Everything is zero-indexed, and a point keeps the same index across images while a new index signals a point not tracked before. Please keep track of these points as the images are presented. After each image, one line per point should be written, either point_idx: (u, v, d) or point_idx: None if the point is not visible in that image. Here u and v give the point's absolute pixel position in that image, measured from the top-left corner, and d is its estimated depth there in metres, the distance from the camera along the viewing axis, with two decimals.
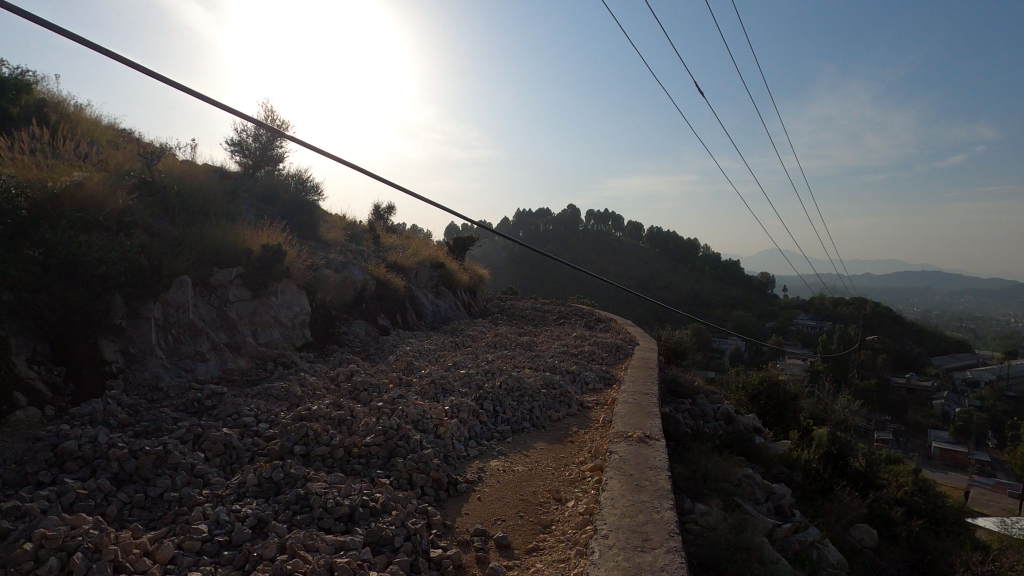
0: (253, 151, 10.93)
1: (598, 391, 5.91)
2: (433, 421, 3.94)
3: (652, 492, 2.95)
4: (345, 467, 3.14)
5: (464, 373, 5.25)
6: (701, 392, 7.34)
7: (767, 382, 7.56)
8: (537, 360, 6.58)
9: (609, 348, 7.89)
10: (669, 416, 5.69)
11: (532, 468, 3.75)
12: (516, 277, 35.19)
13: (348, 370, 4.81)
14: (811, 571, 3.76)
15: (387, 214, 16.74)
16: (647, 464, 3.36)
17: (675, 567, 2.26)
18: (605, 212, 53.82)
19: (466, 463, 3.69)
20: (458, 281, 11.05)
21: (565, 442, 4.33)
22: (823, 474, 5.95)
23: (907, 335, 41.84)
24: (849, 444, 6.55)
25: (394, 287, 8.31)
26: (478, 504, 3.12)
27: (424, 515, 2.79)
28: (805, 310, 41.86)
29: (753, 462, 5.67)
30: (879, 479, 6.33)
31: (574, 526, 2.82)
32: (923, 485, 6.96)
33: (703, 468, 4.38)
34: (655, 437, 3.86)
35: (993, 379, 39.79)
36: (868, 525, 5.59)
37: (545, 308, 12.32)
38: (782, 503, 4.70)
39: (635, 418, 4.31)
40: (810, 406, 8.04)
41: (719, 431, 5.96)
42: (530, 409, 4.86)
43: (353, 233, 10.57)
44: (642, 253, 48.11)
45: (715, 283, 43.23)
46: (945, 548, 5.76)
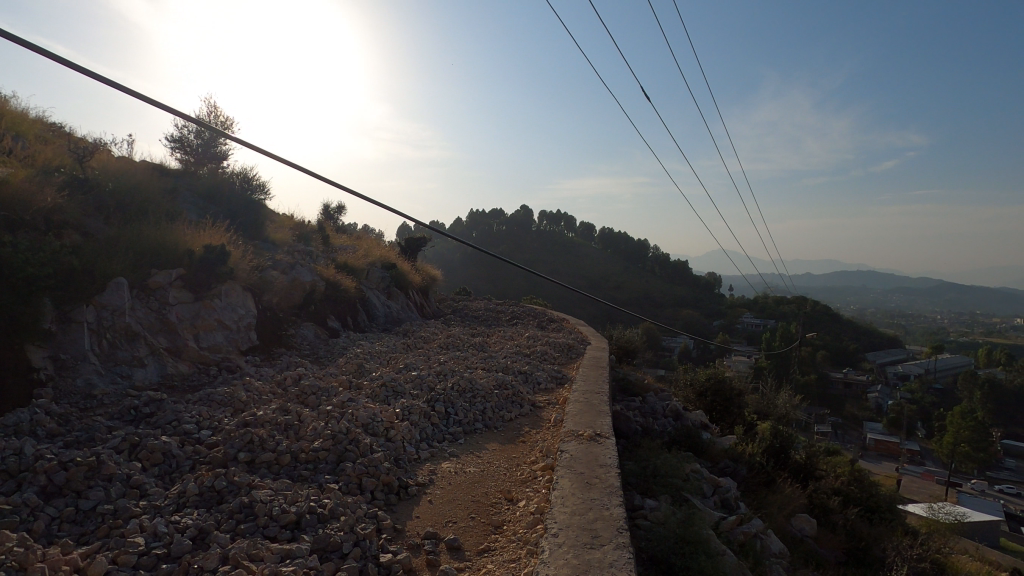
0: (195, 148, 10.55)
1: (550, 391, 5.96)
2: (385, 423, 3.89)
3: (602, 490, 3.00)
4: (292, 474, 3.07)
5: (416, 374, 5.21)
6: (650, 389, 7.50)
7: (713, 379, 7.78)
8: (489, 360, 6.59)
9: (561, 348, 7.96)
10: (620, 413, 5.78)
11: (483, 468, 3.75)
12: (469, 278, 35.10)
13: (296, 374, 4.69)
14: (755, 562, 3.88)
15: (337, 214, 16.44)
16: (597, 462, 3.41)
17: (623, 563, 2.30)
18: (557, 213, 54.29)
19: (417, 465, 3.66)
20: (411, 282, 10.96)
21: (518, 442, 4.35)
22: (765, 467, 6.18)
23: (844, 332, 43.85)
24: (790, 438, 6.81)
25: (344, 288, 8.17)
26: (429, 507, 3.10)
27: (374, 520, 2.75)
28: (750, 309, 43.32)
29: (700, 457, 5.83)
30: (817, 470, 6.62)
31: (526, 525, 2.83)
32: (858, 475, 7.31)
33: (652, 464, 4.48)
34: (606, 436, 3.92)
35: (922, 373, 42.15)
36: (808, 514, 5.83)
37: (498, 308, 12.36)
38: (727, 497, 4.85)
39: (585, 417, 4.36)
40: (754, 402, 8.33)
41: (668, 427, 6.10)
42: (482, 409, 4.86)
43: (301, 232, 10.33)
44: (594, 254, 48.77)
45: (665, 283, 44.21)
46: (878, 533, 6.07)
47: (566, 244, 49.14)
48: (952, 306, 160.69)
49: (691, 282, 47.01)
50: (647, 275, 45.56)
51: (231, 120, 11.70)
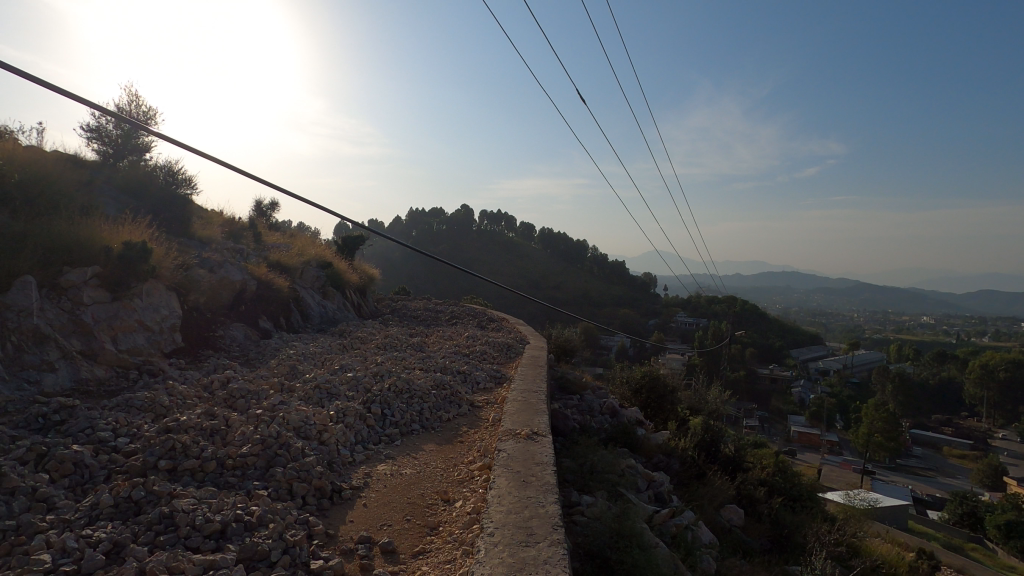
0: (114, 139, 9.96)
1: (489, 390, 5.97)
2: (318, 427, 3.79)
3: (537, 488, 3.02)
4: (217, 481, 2.94)
5: (352, 376, 5.09)
6: (588, 387, 7.62)
7: (648, 376, 7.99)
8: (428, 361, 6.53)
9: (500, 348, 7.98)
10: (557, 411, 5.86)
11: (420, 469, 3.72)
12: (407, 278, 34.68)
13: (224, 377, 4.50)
14: (686, 553, 4.01)
15: (270, 211, 15.91)
16: (533, 460, 3.44)
17: (558, 560, 2.33)
18: (498, 213, 54.43)
19: (352, 468, 3.58)
20: (347, 281, 10.72)
21: (455, 442, 4.33)
22: (696, 461, 6.40)
23: (770, 330, 46.02)
24: (720, 432, 7.08)
25: (276, 287, 7.91)
26: (363, 511, 3.03)
27: (305, 526, 2.68)
28: (684, 308, 44.79)
29: (635, 453, 5.97)
30: (744, 463, 6.91)
31: (462, 526, 2.82)
32: (782, 465, 7.69)
33: (589, 461, 4.55)
34: (542, 434, 3.96)
35: (840, 368, 44.75)
36: (736, 505, 6.07)
37: (437, 308, 12.28)
38: (661, 491, 4.98)
39: (523, 416, 4.38)
40: (687, 398, 8.61)
41: (605, 424, 6.22)
42: (419, 411, 4.81)
43: (231, 229, 9.93)
44: (534, 254, 49.20)
45: (602, 283, 45.11)
46: (800, 520, 6.40)
47: (506, 244, 49.34)
48: (867, 306, 171.36)
49: (628, 283, 48.18)
50: (586, 275, 46.35)
51: (154, 110, 11.13)
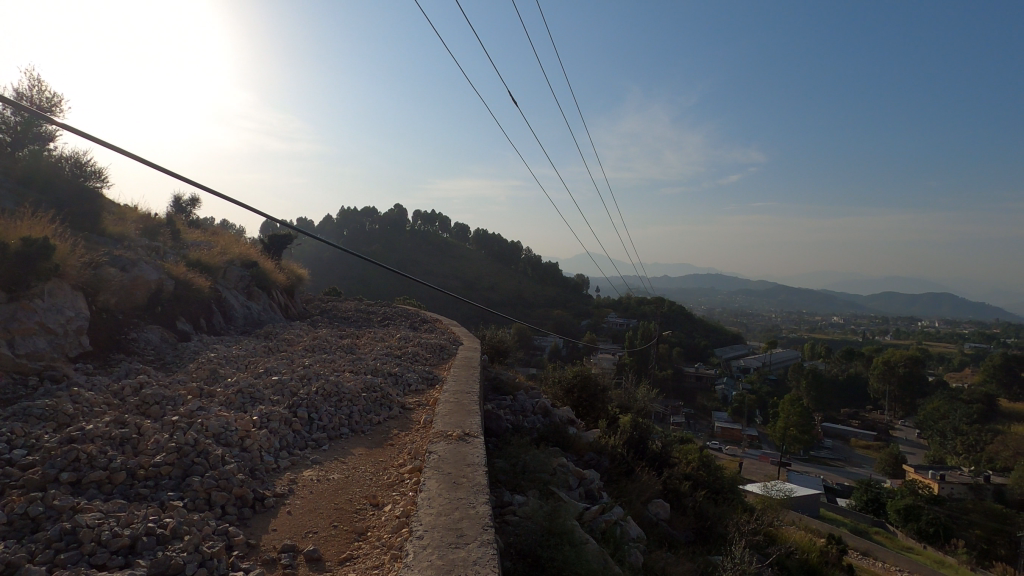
0: (13, 127, 9.20)
1: (420, 392, 5.90)
2: (239, 433, 3.63)
3: (469, 489, 3.02)
4: (128, 493, 2.77)
5: (277, 379, 4.90)
6: (521, 388, 7.67)
7: (580, 376, 8.13)
8: (358, 363, 6.39)
9: (432, 350, 7.90)
10: (490, 412, 5.87)
11: (349, 474, 3.63)
12: (337, 279, 33.83)
13: (138, 383, 4.23)
14: (614, 547, 4.11)
15: (190, 207, 15.16)
16: (464, 461, 3.44)
17: (487, 560, 2.34)
18: (431, 213, 53.98)
19: (276, 475, 3.46)
20: (274, 281, 10.34)
21: (386, 445, 4.27)
22: (625, 458, 6.58)
23: (695, 331, 47.88)
24: (647, 429, 7.32)
25: (196, 287, 7.53)
26: (288, 518, 2.94)
27: (224, 537, 2.56)
28: (615, 309, 45.90)
29: (567, 451, 6.06)
30: (671, 459, 7.16)
31: (390, 530, 2.78)
32: (705, 460, 8.00)
33: (522, 460, 4.58)
34: (474, 435, 3.96)
35: (760, 365, 47.11)
36: (662, 499, 6.28)
37: (369, 309, 12.04)
38: (591, 487, 5.08)
39: (454, 417, 4.37)
40: (617, 396, 8.84)
41: (537, 424, 6.29)
42: (348, 415, 4.70)
43: (146, 225, 9.37)
44: (469, 255, 49.15)
45: (536, 284, 45.61)
46: (722, 512, 6.68)
47: (440, 244, 49.04)
48: (783, 307, 181.20)
49: (560, 284, 48.93)
50: (519, 277, 46.74)
51: (60, 98, 10.37)
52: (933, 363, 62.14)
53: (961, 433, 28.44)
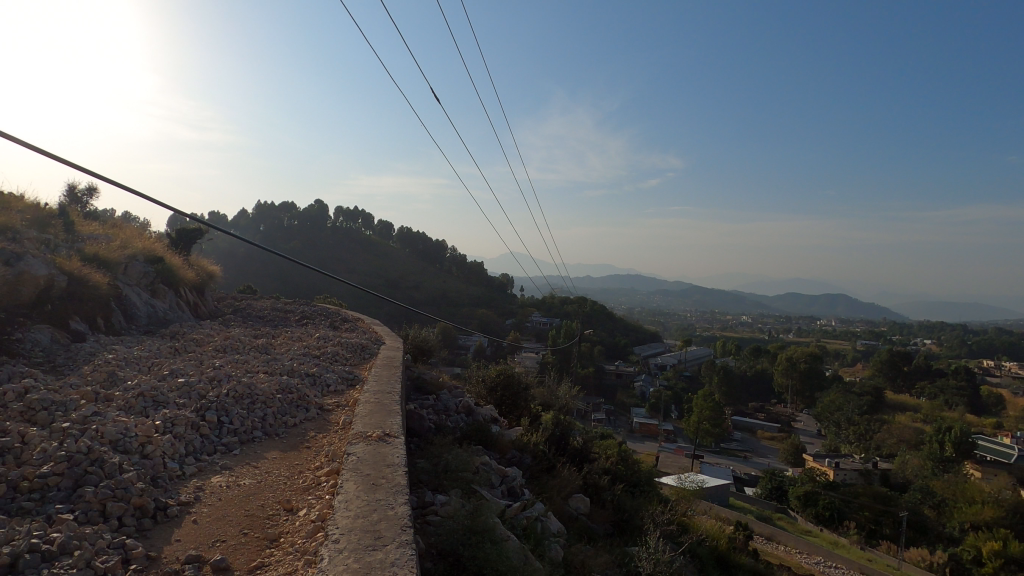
0: None
1: (340, 393, 5.74)
2: (140, 439, 3.40)
3: (387, 489, 2.98)
4: (8, 508, 2.53)
5: (183, 381, 4.63)
6: (444, 387, 7.61)
7: (503, 374, 8.15)
8: (273, 363, 6.15)
9: (353, 349, 7.71)
10: (412, 412, 5.79)
11: (261, 479, 3.49)
12: (252, 277, 32.34)
13: (23, 388, 3.88)
14: (535, 543, 4.17)
15: (87, 197, 14.07)
16: (384, 462, 3.38)
17: (405, 561, 2.31)
18: (354, 210, 52.60)
19: (180, 483, 3.26)
20: (182, 277, 9.74)
21: (302, 448, 4.13)
22: (547, 455, 6.69)
23: (615, 331, 49.32)
24: (568, 426, 7.48)
25: (93, 284, 6.99)
26: (193, 527, 2.78)
27: (120, 549, 2.39)
28: (539, 308, 46.51)
29: (489, 449, 6.07)
30: (590, 454, 7.35)
31: (305, 534, 2.70)
32: (624, 455, 8.26)
33: (444, 459, 4.55)
34: (394, 435, 3.90)
35: (676, 362, 49.08)
36: (582, 494, 6.42)
37: (286, 308, 11.60)
38: (513, 485, 5.13)
39: (375, 417, 4.29)
40: (539, 395, 8.96)
41: (460, 423, 6.26)
42: (261, 417, 4.51)
43: (36, 215, 8.61)
44: (393, 253, 48.34)
45: (460, 283, 45.49)
46: (638, 504, 6.92)
47: (363, 242, 47.93)
48: (698, 307, 189.88)
49: (485, 283, 49.00)
50: (444, 276, 46.46)
51: None
52: (830, 359, 66.84)
53: (854, 423, 30.77)
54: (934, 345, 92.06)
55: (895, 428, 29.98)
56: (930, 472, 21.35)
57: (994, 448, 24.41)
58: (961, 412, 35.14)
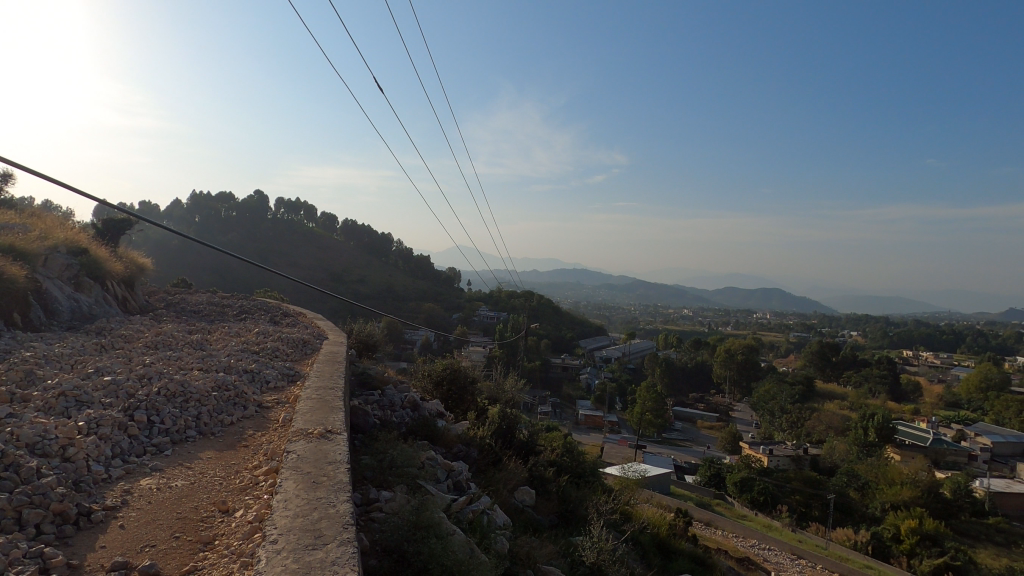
0: None
1: (280, 389, 5.59)
2: (60, 441, 3.21)
3: (329, 487, 2.91)
4: None
5: (109, 380, 4.38)
6: (389, 382, 7.51)
7: (449, 368, 8.10)
8: (208, 359, 5.90)
9: (294, 345, 7.48)
10: (357, 408, 5.67)
11: (194, 480, 3.35)
12: (186, 269, 30.92)
13: None
14: (481, 536, 4.18)
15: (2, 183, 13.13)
16: (327, 459, 3.30)
17: (347, 559, 2.27)
18: (295, 202, 51.06)
19: (105, 487, 3.10)
20: (110, 270, 9.24)
21: (238, 447, 4.00)
22: (493, 448, 6.70)
23: (561, 325, 49.91)
24: (515, 419, 7.52)
25: (9, 277, 6.53)
26: (119, 533, 2.65)
27: (37, 559, 2.25)
28: (486, 302, 46.55)
29: (435, 444, 6.04)
30: (536, 446, 7.42)
31: (241, 536, 2.61)
32: (570, 446, 8.38)
33: (390, 455, 4.49)
34: (337, 431, 3.82)
35: (620, 355, 50.18)
36: (528, 486, 6.46)
37: (223, 302, 11.17)
38: (459, 479, 5.13)
39: (317, 414, 4.18)
40: (486, 389, 8.96)
41: (406, 419, 6.20)
42: (195, 416, 4.33)
43: None
44: (337, 247, 47.28)
45: (406, 277, 45.00)
46: (583, 494, 7.03)
47: (305, 235, 46.63)
48: (642, 301, 194.21)
49: (432, 278, 48.64)
50: (389, 270, 45.79)
51: None
52: (765, 350, 69.82)
53: (786, 411, 32.28)
54: (859, 336, 97.46)
55: (824, 415, 31.59)
56: (855, 457, 22.65)
57: (913, 433, 26.05)
58: (883, 399, 37.33)
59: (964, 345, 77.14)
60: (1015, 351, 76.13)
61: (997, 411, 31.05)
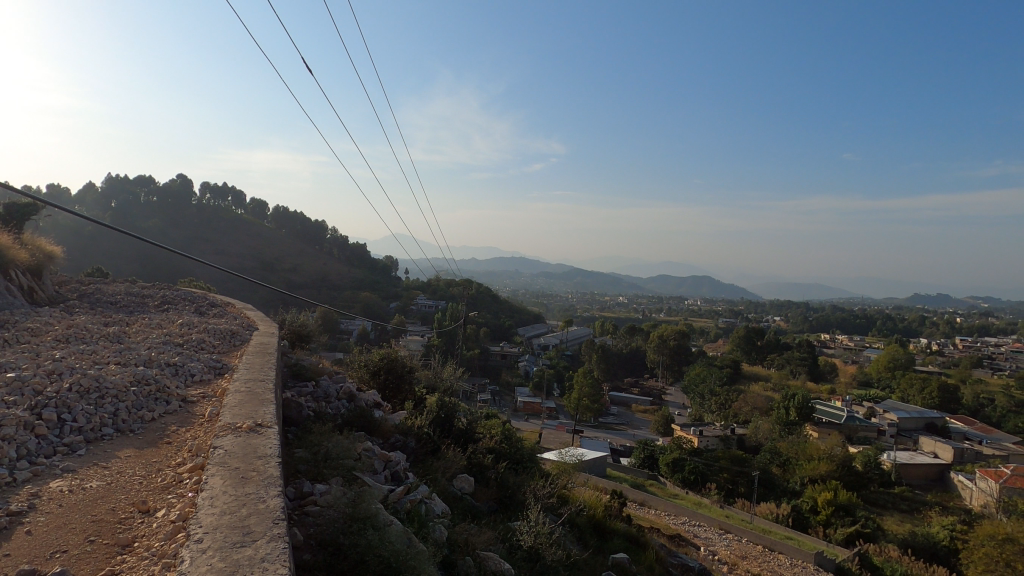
0: None
1: (207, 383, 5.34)
2: None
3: (258, 482, 2.82)
4: None
5: (13, 376, 4.07)
6: (324, 372, 7.33)
7: (387, 358, 7.98)
8: (126, 353, 5.56)
9: (222, 336, 7.17)
10: (289, 400, 5.51)
11: (111, 481, 3.16)
12: (101, 257, 29.03)
13: None
14: (419, 525, 4.15)
15: None
16: (256, 453, 3.19)
17: (276, 555, 2.20)
18: (223, 186, 48.76)
19: (8, 492, 2.87)
20: (13, 258, 8.56)
21: (161, 444, 3.80)
22: (432, 437, 6.67)
23: (500, 314, 50.11)
24: (453, 407, 7.50)
25: None
26: (25, 539, 2.47)
27: None
28: (424, 290, 46.11)
29: (372, 435, 5.95)
30: (475, 434, 7.43)
31: (162, 537, 2.49)
32: (508, 433, 8.44)
33: (324, 447, 4.39)
34: (267, 425, 3.69)
35: (558, 342, 50.91)
36: (466, 474, 6.45)
37: (143, 292, 10.57)
38: (397, 469, 5.07)
39: (246, 407, 4.03)
40: (423, 378, 8.89)
41: (341, 410, 6.08)
42: (112, 413, 4.09)
43: None
44: (268, 235, 45.57)
45: (342, 267, 43.90)
46: (521, 480, 7.09)
47: (234, 223, 44.69)
48: (579, 288, 197.35)
49: (368, 266, 47.69)
50: (324, 259, 44.58)
51: None
52: (696, 335, 72.42)
53: (715, 394, 33.70)
54: (782, 321, 102.61)
55: (750, 397, 33.17)
56: (778, 435, 23.94)
57: (829, 411, 27.76)
58: (803, 380, 39.51)
59: (875, 328, 82.76)
60: (919, 333, 82.30)
61: (903, 389, 33.49)
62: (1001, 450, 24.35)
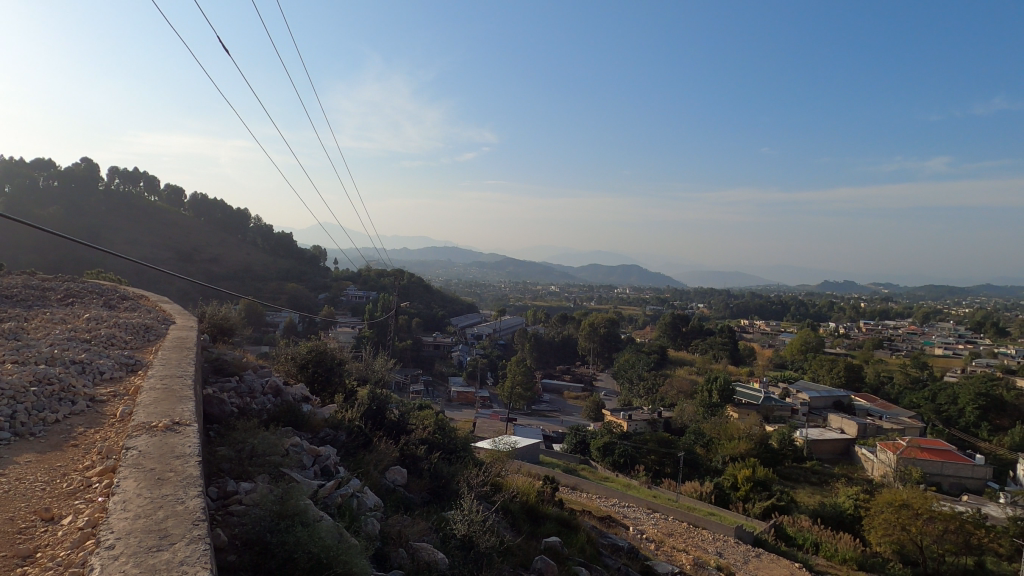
0: None
1: (118, 380, 5.02)
2: None
3: (176, 483, 2.69)
4: None
5: None
6: (249, 367, 7.06)
7: (315, 350, 7.76)
8: (26, 350, 5.15)
9: (134, 331, 6.74)
10: (211, 396, 5.27)
11: (9, 488, 2.94)
12: None
13: None
14: (351, 520, 4.08)
15: None
16: (173, 453, 3.04)
17: (197, 557, 2.12)
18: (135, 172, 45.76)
19: None
20: None
21: (66, 447, 3.56)
22: (363, 430, 6.57)
23: (433, 304, 49.78)
24: (385, 399, 7.39)
25: None
26: None
27: None
28: (355, 281, 45.12)
29: (301, 430, 5.79)
30: (407, 425, 7.34)
31: (69, 545, 2.33)
32: (441, 423, 8.42)
33: (249, 444, 4.23)
34: (186, 423, 3.52)
35: (491, 331, 51.26)
36: (399, 466, 6.38)
37: (42, 285, 9.74)
38: (327, 464, 4.95)
39: (162, 405, 3.82)
40: (354, 370, 8.69)
41: (267, 406, 5.87)
42: (10, 416, 3.79)
43: None
44: (185, 224, 43.22)
45: (267, 257, 42.32)
46: (455, 470, 7.08)
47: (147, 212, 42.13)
48: (512, 278, 198.69)
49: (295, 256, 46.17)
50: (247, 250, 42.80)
51: None
52: (625, 322, 74.58)
53: (643, 378, 34.91)
54: (705, 308, 107.28)
55: (676, 381, 34.57)
56: (701, 416, 25.10)
57: (748, 393, 29.32)
58: (724, 363, 41.54)
59: (789, 314, 87.90)
60: (828, 318, 88.11)
61: (814, 370, 35.83)
62: (898, 424, 26.46)
